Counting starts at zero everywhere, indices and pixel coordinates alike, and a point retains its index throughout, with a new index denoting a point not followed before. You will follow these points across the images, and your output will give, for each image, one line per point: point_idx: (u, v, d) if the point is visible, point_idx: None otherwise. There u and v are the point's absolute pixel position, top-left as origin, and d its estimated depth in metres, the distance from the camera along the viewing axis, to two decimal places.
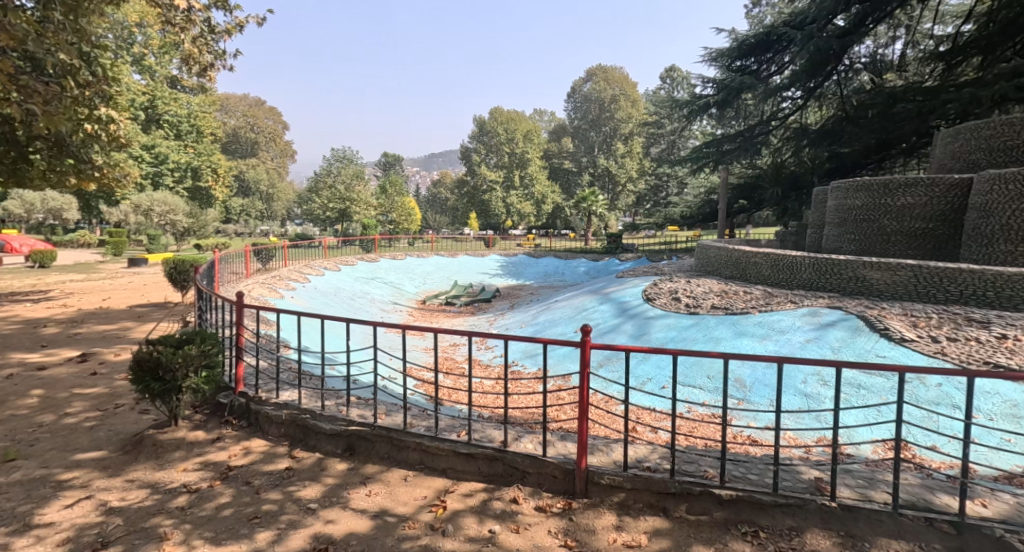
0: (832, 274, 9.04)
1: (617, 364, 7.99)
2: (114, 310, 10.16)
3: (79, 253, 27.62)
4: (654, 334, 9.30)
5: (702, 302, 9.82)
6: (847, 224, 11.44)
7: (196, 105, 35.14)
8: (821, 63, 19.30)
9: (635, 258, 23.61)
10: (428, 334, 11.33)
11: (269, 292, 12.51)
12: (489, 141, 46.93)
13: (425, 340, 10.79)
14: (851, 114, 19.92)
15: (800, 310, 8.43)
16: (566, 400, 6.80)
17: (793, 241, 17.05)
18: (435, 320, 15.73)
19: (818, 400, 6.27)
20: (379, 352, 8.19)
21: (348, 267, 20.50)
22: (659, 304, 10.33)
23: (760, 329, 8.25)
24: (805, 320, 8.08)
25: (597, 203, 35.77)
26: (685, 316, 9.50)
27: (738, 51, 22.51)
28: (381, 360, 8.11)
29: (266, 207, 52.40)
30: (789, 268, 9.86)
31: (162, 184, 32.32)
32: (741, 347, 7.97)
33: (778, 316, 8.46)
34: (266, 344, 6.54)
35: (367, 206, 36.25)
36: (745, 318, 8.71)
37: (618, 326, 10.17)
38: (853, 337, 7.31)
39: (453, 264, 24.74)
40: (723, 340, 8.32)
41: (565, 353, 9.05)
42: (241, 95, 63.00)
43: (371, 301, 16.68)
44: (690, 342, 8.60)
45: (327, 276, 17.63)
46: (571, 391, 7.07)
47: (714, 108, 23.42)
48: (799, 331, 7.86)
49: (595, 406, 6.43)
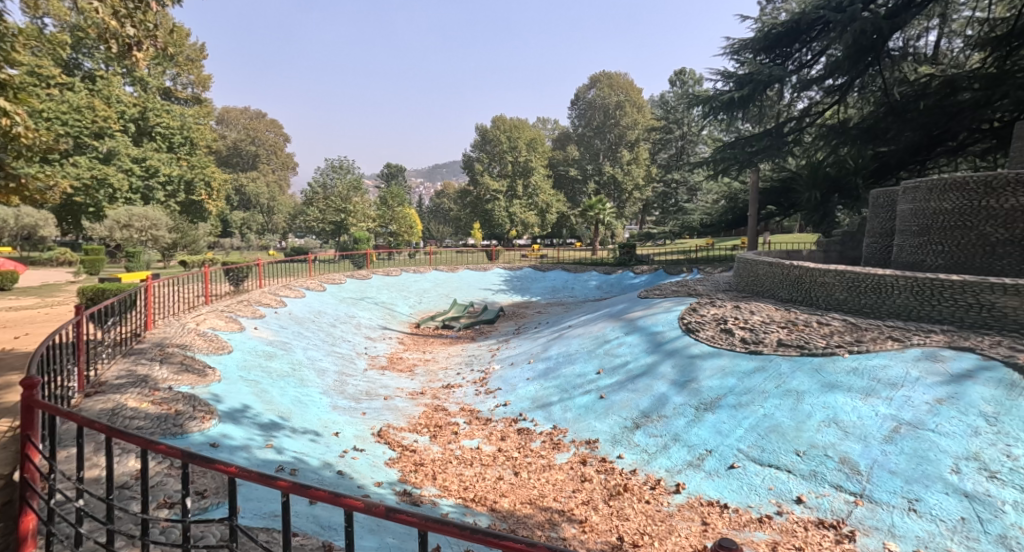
0: (942, 299, 6.89)
1: (652, 445, 6.33)
2: (13, 356, 7.97)
3: (51, 274, 25.38)
4: (703, 382, 7.10)
5: (764, 337, 7.59)
6: (931, 232, 9.37)
7: (191, 117, 32.70)
8: (866, 48, 17.22)
9: (652, 270, 21.74)
10: (416, 396, 9.22)
11: (225, 324, 10.08)
12: (491, 149, 44.76)
13: (410, 406, 8.60)
14: (896, 107, 18.19)
15: (910, 352, 6.21)
16: (600, 528, 4.95)
17: (837, 251, 15.06)
18: (428, 347, 13.63)
19: (995, 509, 4.22)
20: (354, 446, 6.33)
21: (334, 285, 18.09)
22: (704, 337, 8.14)
23: (857, 381, 6.01)
24: (922, 368, 5.87)
25: (605, 211, 33.47)
26: (743, 356, 7.28)
27: (763, 41, 20.44)
28: (347, 451, 6.15)
29: (266, 220, 50.80)
30: (875, 290, 7.63)
31: (153, 198, 29.95)
32: (836, 406, 5.78)
33: (879, 359, 6.23)
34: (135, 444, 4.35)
35: (365, 218, 34.17)
36: (833, 361, 6.48)
37: (654, 367, 7.96)
38: (1009, 398, 5.10)
39: (453, 279, 22.56)
40: (809, 394, 6.09)
41: (588, 422, 7.20)
42: (241, 108, 61.33)
43: (357, 328, 14.45)
44: (757, 396, 6.40)
45: (308, 297, 15.44)
46: (598, 512, 5.23)
47: (736, 104, 21.23)
48: (919, 385, 5.64)
49: (639, 538, 4.74)
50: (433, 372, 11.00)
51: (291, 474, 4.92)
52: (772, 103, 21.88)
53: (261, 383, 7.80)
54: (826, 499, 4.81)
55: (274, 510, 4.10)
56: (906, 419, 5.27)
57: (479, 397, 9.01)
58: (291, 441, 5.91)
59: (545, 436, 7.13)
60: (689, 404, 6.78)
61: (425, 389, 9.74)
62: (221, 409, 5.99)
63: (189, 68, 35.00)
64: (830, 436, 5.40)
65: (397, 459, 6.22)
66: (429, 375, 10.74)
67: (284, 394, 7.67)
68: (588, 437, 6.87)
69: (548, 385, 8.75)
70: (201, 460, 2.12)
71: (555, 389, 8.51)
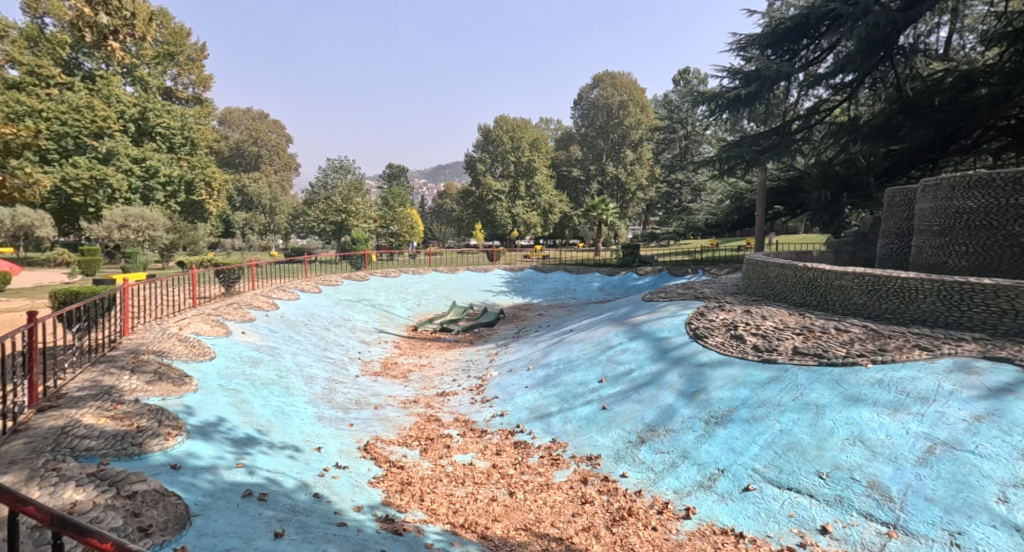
0: (973, 304, 6.39)
1: (658, 463, 5.83)
2: None
3: (46, 275, 24.97)
4: (714, 393, 6.59)
5: (778, 345, 7.09)
6: (953, 232, 8.85)
7: (191, 117, 32.24)
8: (879, 42, 16.65)
9: (657, 271, 21.28)
10: (407, 405, 8.71)
11: (210, 329, 9.59)
12: (494, 149, 44.33)
13: (402, 416, 8.10)
14: (908, 104, 17.65)
15: (940, 362, 5.72)
16: None
17: (849, 252, 14.52)
18: (425, 352, 13.15)
19: None
20: (339, 464, 5.84)
21: (331, 287, 17.60)
22: (714, 344, 7.64)
23: (883, 394, 5.51)
24: (955, 381, 5.38)
25: (608, 211, 32.93)
26: (755, 364, 6.79)
27: (771, 36, 19.91)
28: (330, 470, 5.65)
29: (268, 221, 50.52)
30: (897, 294, 7.11)
31: (152, 198, 29.48)
32: (861, 421, 5.27)
33: (907, 371, 5.73)
34: (79, 470, 3.88)
35: (366, 219, 33.53)
36: (856, 373, 5.96)
37: (660, 376, 7.45)
38: None
39: (453, 280, 22.06)
40: (829, 408, 5.59)
41: (590, 438, 6.68)
42: (243, 108, 61.05)
43: (351, 332, 13.96)
44: (774, 410, 5.89)
45: (302, 300, 14.96)
46: (600, 541, 4.76)
47: (744, 100, 20.64)
48: (953, 400, 5.15)
49: None
50: (428, 378, 10.52)
51: (260, 499, 4.42)
52: (779, 101, 21.37)
53: (242, 392, 7.32)
54: (854, 529, 4.34)
55: (230, 547, 3.61)
56: (941, 439, 4.79)
57: (474, 406, 8.52)
58: (266, 458, 5.42)
59: (543, 451, 6.64)
60: (698, 417, 6.28)
61: (419, 397, 9.25)
62: (191, 424, 5.51)
63: (189, 67, 34.66)
64: (856, 456, 4.91)
65: (382, 478, 5.74)
66: (423, 382, 10.24)
67: (265, 404, 7.17)
68: (588, 453, 6.38)
69: (548, 394, 8.25)
70: (74, 529, 1.88)
71: (554, 398, 8.02)
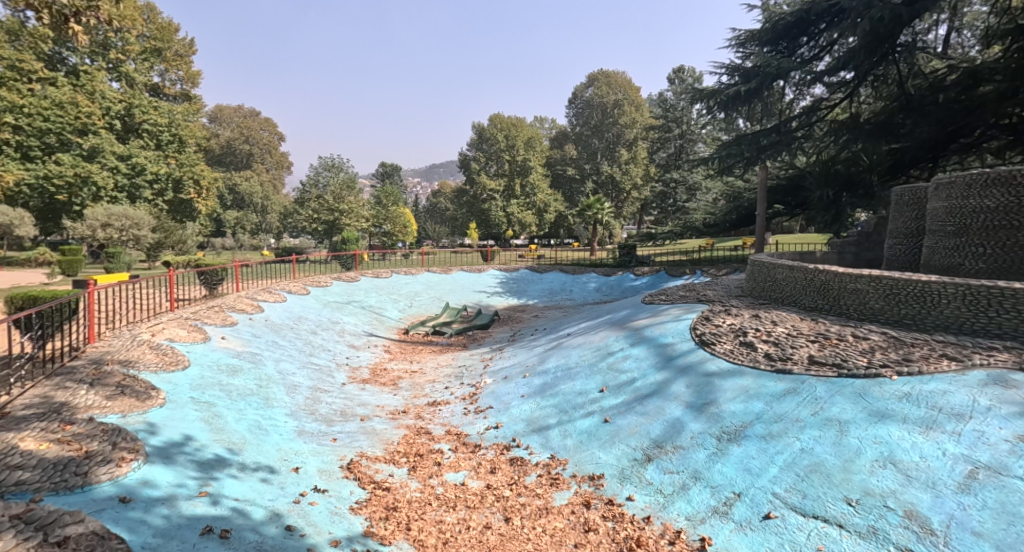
0: (1002, 310, 5.94)
1: (668, 485, 5.32)
2: None
3: (26, 276, 24.10)
4: (725, 406, 6.10)
5: (793, 353, 6.61)
6: (969, 233, 8.42)
7: (180, 114, 31.38)
8: (884, 37, 16.27)
9: (654, 272, 20.82)
10: (395, 417, 8.16)
11: (186, 334, 9.00)
12: (489, 148, 43.76)
13: (390, 429, 7.56)
14: (911, 101, 17.26)
15: (973, 375, 5.25)
16: None
17: (853, 253, 14.11)
18: (416, 356, 12.62)
19: None
20: (316, 487, 5.31)
21: (320, 289, 16.99)
22: (722, 351, 7.16)
23: (913, 409, 5.04)
24: (993, 396, 4.91)
25: (603, 210, 32.34)
26: (769, 375, 6.31)
27: (770, 32, 19.52)
28: (305, 495, 5.12)
29: (260, 220, 49.70)
30: (918, 299, 6.65)
31: (139, 197, 28.64)
32: (891, 440, 4.80)
33: (938, 384, 5.25)
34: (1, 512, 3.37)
35: (359, 219, 32.88)
36: (881, 385, 5.48)
37: (665, 386, 6.96)
38: None
39: (446, 281, 21.47)
40: (854, 425, 5.10)
41: (591, 455, 6.17)
42: (235, 106, 60.15)
43: (340, 336, 13.40)
44: (794, 427, 5.39)
45: (289, 302, 14.37)
46: None
47: (744, 97, 20.21)
48: (993, 418, 4.68)
49: None
50: (418, 386, 9.97)
51: (221, 537, 3.91)
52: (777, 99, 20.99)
53: (215, 405, 6.76)
54: None
55: None
56: (983, 462, 4.34)
57: (468, 417, 7.99)
58: (234, 483, 4.88)
59: (542, 469, 6.13)
60: (709, 433, 5.79)
61: (408, 407, 8.71)
62: (151, 445, 4.97)
63: (177, 63, 33.85)
64: (889, 481, 4.44)
65: (364, 504, 5.20)
66: (414, 390, 9.70)
67: (240, 419, 6.62)
68: (591, 472, 5.88)
69: (546, 404, 7.74)
70: None
71: (553, 409, 7.51)
